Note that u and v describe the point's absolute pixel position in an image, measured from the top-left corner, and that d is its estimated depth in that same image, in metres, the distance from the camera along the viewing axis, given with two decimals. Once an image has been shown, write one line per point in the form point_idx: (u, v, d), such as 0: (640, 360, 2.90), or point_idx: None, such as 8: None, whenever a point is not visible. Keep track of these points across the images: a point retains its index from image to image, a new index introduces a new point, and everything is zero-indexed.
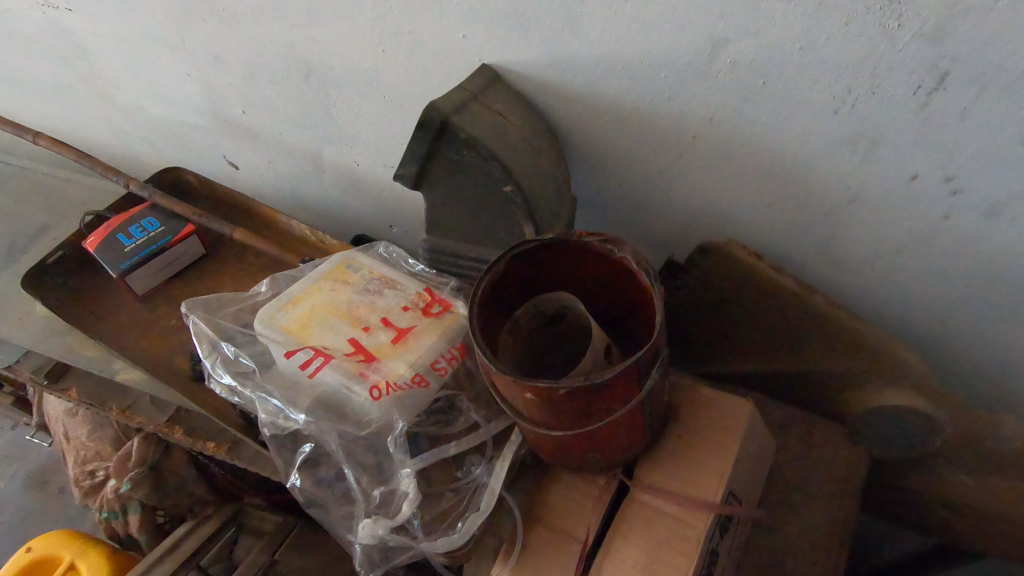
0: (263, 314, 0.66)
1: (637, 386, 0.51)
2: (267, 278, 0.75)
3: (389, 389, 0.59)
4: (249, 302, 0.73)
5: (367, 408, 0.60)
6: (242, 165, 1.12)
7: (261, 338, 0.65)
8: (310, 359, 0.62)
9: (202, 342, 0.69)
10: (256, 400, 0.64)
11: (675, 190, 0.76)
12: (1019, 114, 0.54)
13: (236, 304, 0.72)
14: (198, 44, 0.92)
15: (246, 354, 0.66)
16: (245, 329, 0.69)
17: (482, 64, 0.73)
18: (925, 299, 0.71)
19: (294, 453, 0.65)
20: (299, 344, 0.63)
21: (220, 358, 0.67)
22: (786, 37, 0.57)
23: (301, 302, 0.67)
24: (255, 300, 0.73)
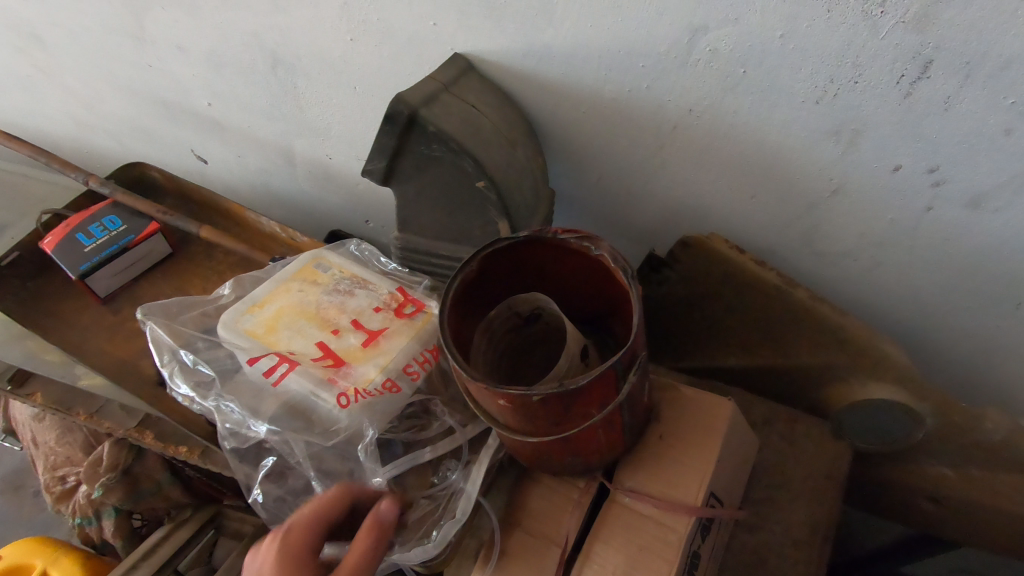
0: (228, 318, 0.64)
1: (615, 390, 0.49)
2: (230, 281, 0.72)
3: (357, 396, 0.58)
4: (211, 306, 0.70)
5: (334, 416, 0.59)
6: (211, 159, 1.08)
7: (225, 343, 0.64)
8: (275, 366, 0.61)
9: (161, 349, 0.66)
10: (217, 410, 0.62)
11: (656, 182, 0.74)
12: (1003, 103, 0.52)
13: (197, 309, 0.69)
14: (158, 33, 0.88)
15: (204, 362, 0.64)
16: (206, 335, 0.67)
17: (454, 53, 0.70)
18: (907, 291, 0.70)
19: (256, 466, 0.63)
20: (265, 350, 0.62)
21: (178, 366, 0.65)
22: (767, 24, 0.55)
23: (267, 304, 0.65)
24: (217, 304, 0.70)
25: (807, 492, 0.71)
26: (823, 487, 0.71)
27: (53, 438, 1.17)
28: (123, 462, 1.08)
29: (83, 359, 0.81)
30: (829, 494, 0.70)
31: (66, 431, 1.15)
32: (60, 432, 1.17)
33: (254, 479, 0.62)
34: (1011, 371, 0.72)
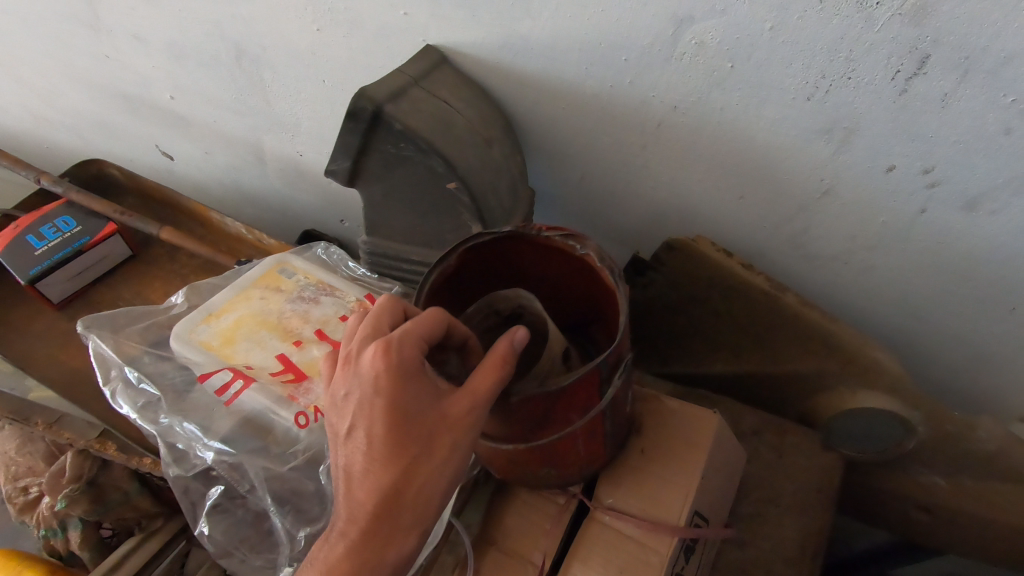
0: (183, 329, 0.64)
1: (597, 395, 0.45)
2: (183, 290, 0.71)
3: (316, 415, 0.58)
4: (163, 315, 0.70)
5: (292, 436, 0.59)
6: (178, 155, 1.03)
7: (178, 355, 0.63)
8: (227, 384, 0.60)
9: (105, 366, 0.65)
10: (162, 434, 0.62)
11: (640, 182, 0.70)
12: (1003, 100, 0.49)
13: (148, 320, 0.69)
14: (115, 21, 0.82)
15: (146, 381, 0.63)
16: (150, 351, 0.66)
17: (427, 45, 0.66)
18: (899, 295, 0.68)
19: (203, 495, 0.64)
20: (220, 364, 0.62)
21: (122, 384, 0.65)
22: (756, 14, 0.51)
23: (226, 314, 0.65)
24: (170, 313, 0.70)
25: (794, 505, 0.68)
26: (811, 500, 0.69)
27: (13, 448, 1.12)
28: (87, 473, 1.04)
29: (35, 370, 0.77)
30: (817, 507, 0.68)
31: (27, 440, 1.10)
32: (20, 442, 1.11)
33: (200, 509, 0.64)
34: (1004, 378, 0.69)
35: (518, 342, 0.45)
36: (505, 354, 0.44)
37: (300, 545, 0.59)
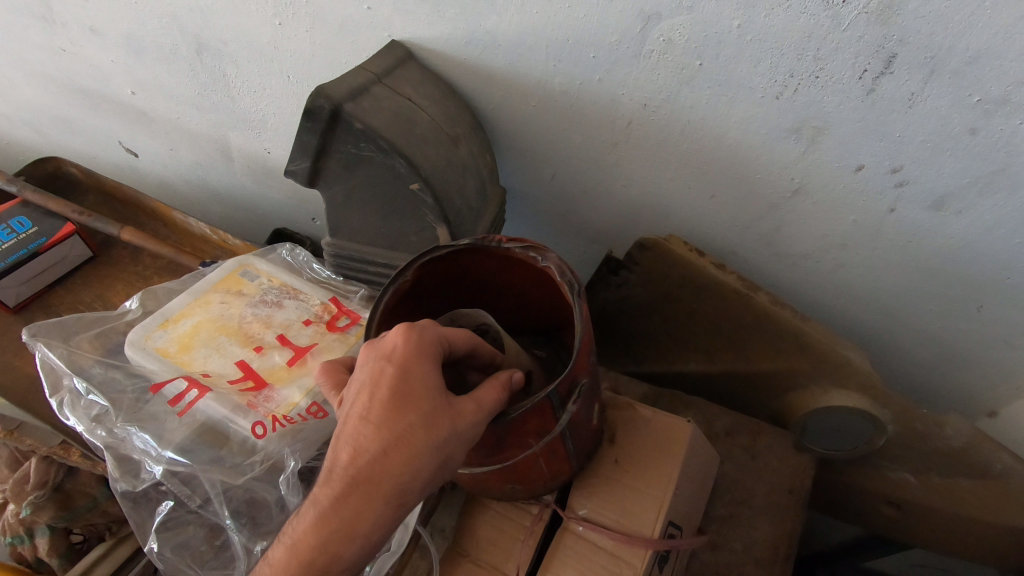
0: (137, 336, 0.63)
1: (553, 420, 0.44)
2: (138, 295, 0.70)
3: (276, 424, 0.57)
4: (117, 322, 0.68)
5: (250, 445, 0.57)
6: (142, 152, 1.00)
7: (134, 363, 0.62)
8: (183, 393, 0.59)
9: (54, 378, 0.64)
10: (113, 446, 0.60)
11: (612, 181, 0.69)
12: (969, 100, 0.49)
13: (101, 327, 0.67)
14: (69, 13, 0.79)
15: (97, 391, 0.61)
16: (102, 361, 0.64)
17: (391, 40, 0.65)
18: (868, 294, 0.68)
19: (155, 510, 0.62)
20: (176, 373, 0.61)
21: (72, 396, 0.62)
22: (723, 11, 0.50)
23: (183, 320, 0.65)
24: (125, 319, 0.69)
25: (766, 506, 0.68)
26: (784, 500, 0.69)
27: None
28: (53, 479, 1.01)
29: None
30: (789, 508, 0.68)
31: None
32: None
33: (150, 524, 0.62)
34: (971, 375, 0.70)
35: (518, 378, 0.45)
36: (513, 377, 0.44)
37: (256, 559, 0.58)
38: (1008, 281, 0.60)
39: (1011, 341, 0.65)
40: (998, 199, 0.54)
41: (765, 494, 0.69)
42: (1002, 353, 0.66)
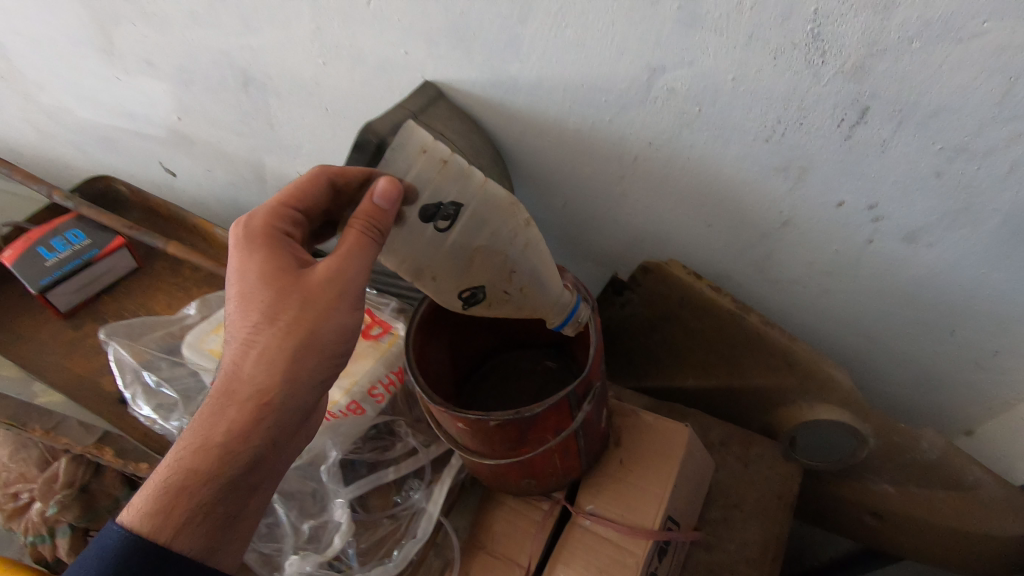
0: (193, 338, 0.71)
1: (569, 416, 0.51)
2: (196, 301, 0.78)
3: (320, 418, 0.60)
4: (175, 326, 0.77)
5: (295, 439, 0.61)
6: (179, 172, 1.07)
7: (189, 363, 0.69)
8: None
9: (124, 371, 0.72)
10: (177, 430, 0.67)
11: (618, 209, 0.77)
12: (933, 148, 0.56)
13: (160, 330, 0.76)
14: (127, 47, 0.86)
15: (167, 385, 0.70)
16: (169, 357, 0.72)
17: (424, 80, 0.72)
18: (850, 316, 0.75)
19: None
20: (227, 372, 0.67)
21: (141, 388, 0.71)
22: (719, 67, 0.57)
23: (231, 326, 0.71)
24: (182, 324, 0.77)
25: (757, 510, 0.74)
26: (774, 506, 0.74)
27: (5, 455, 1.13)
28: (80, 480, 1.06)
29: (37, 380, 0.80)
30: (778, 514, 0.74)
31: (20, 447, 1.12)
32: (14, 447, 1.13)
33: None
34: (946, 394, 0.77)
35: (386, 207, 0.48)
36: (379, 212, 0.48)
37: (304, 538, 0.60)
38: (975, 307, 0.66)
39: (982, 363, 0.71)
40: (962, 233, 0.61)
41: (757, 500, 0.75)
42: (973, 374, 0.73)
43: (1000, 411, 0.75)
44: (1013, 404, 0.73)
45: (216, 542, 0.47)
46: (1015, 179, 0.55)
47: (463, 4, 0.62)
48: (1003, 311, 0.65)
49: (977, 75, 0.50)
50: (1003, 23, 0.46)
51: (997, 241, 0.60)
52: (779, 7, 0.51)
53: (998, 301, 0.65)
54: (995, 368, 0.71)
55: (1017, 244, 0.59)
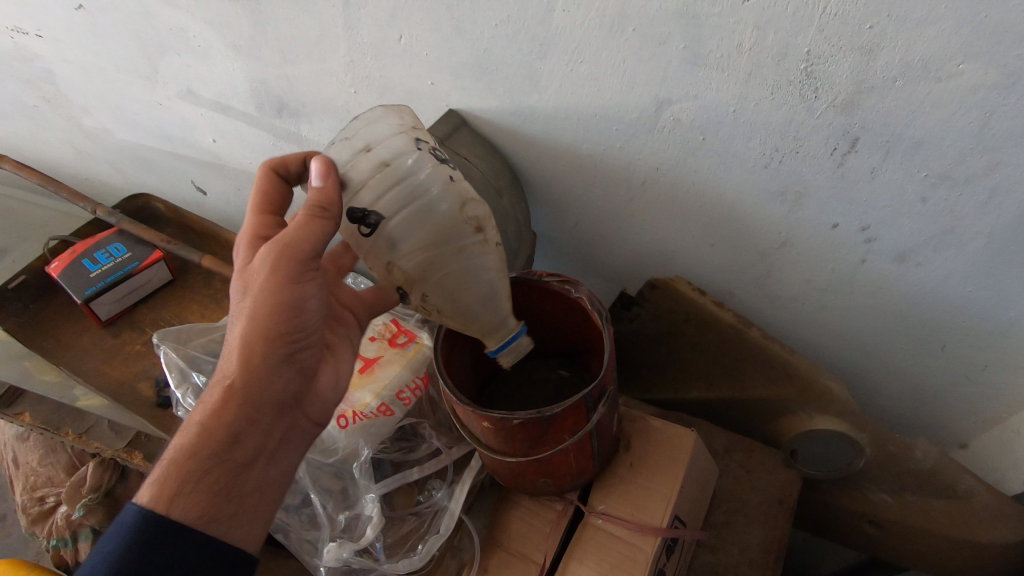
0: None
1: (585, 417, 0.55)
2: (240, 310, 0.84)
3: (354, 418, 0.68)
4: (220, 331, 0.81)
5: (333, 437, 0.68)
6: (210, 191, 1.14)
7: None
8: None
9: (173, 371, 0.76)
10: None
11: (627, 229, 0.82)
12: (919, 175, 0.60)
13: (207, 335, 0.80)
14: (170, 75, 0.93)
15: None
16: (211, 360, 0.77)
17: (448, 109, 0.78)
18: (846, 331, 0.79)
19: None
20: None
21: (193, 390, 0.76)
22: (720, 100, 0.63)
23: None
24: (227, 329, 0.82)
25: (760, 515, 0.77)
26: (776, 511, 0.78)
27: (34, 458, 1.17)
28: (106, 484, 1.10)
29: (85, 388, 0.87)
30: (780, 519, 0.77)
31: (49, 452, 1.16)
32: (43, 452, 1.17)
33: None
34: (941, 407, 0.81)
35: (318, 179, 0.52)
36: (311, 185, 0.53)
37: (340, 527, 0.66)
38: (963, 323, 0.71)
39: (972, 377, 0.75)
40: (949, 255, 0.65)
41: (759, 505, 0.78)
42: (965, 389, 0.77)
43: (992, 424, 0.78)
44: (1004, 418, 0.77)
45: (208, 515, 0.49)
46: (995, 205, 0.59)
47: (487, 41, 0.68)
48: (991, 328, 0.70)
49: (956, 110, 0.54)
50: (977, 65, 0.51)
51: (981, 262, 0.64)
52: (775, 48, 0.57)
53: (985, 318, 0.69)
54: (986, 382, 0.75)
55: (1001, 265, 0.64)
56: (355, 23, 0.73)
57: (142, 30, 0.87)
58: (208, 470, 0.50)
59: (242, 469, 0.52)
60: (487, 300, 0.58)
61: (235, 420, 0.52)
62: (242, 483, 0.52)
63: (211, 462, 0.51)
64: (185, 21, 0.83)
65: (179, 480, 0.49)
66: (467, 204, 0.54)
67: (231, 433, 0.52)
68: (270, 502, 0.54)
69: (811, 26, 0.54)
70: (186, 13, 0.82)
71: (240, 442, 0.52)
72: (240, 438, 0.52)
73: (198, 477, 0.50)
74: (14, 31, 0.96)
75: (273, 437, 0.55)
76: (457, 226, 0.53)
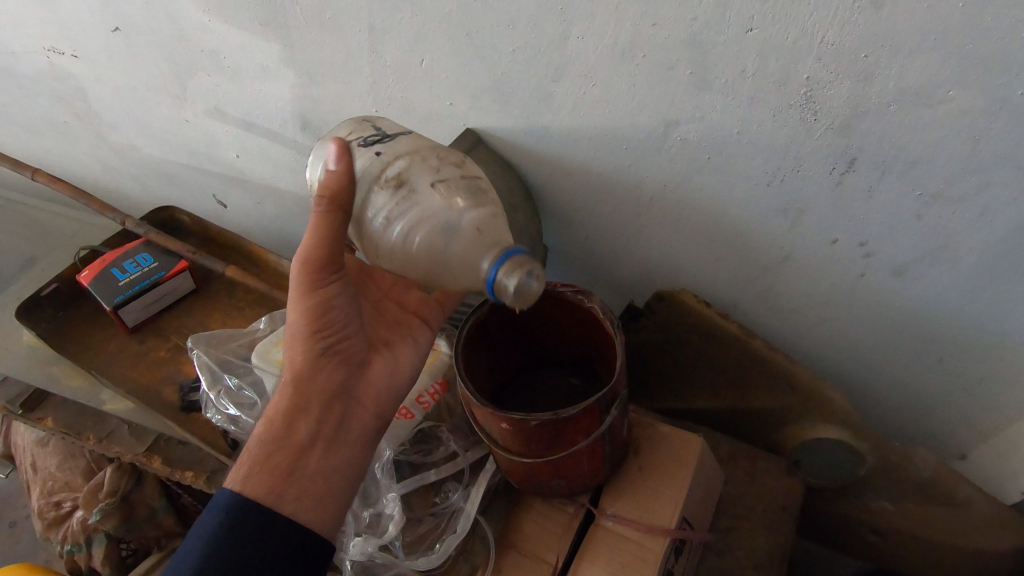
0: (262, 348, 0.80)
1: (598, 420, 0.58)
2: (266, 317, 0.89)
3: None
4: (248, 336, 0.88)
5: None
6: (231, 205, 1.18)
7: (258, 369, 0.79)
8: None
9: (204, 371, 0.83)
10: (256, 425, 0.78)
11: (636, 243, 0.85)
12: (914, 194, 0.64)
13: (236, 340, 0.87)
14: (199, 94, 0.97)
15: (248, 388, 0.81)
16: (237, 364, 0.84)
17: (466, 128, 0.82)
18: (846, 343, 0.82)
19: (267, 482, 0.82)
20: None
21: (224, 391, 0.82)
22: (725, 121, 0.66)
23: None
24: (254, 335, 0.88)
25: (763, 521, 0.80)
26: (779, 516, 0.80)
27: (53, 463, 1.20)
28: (122, 489, 1.12)
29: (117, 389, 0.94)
30: (783, 525, 0.80)
31: (69, 456, 1.19)
32: (62, 457, 1.20)
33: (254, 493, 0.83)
34: (940, 418, 0.83)
35: (332, 164, 0.55)
36: (324, 177, 0.55)
37: (364, 523, 0.70)
38: (959, 335, 0.74)
39: (970, 389, 0.78)
40: (944, 269, 0.68)
41: (762, 511, 0.81)
42: (963, 400, 0.80)
43: (990, 435, 0.81)
44: (1002, 429, 0.79)
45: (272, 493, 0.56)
46: (987, 222, 0.63)
47: (506, 65, 0.72)
48: (986, 340, 0.73)
49: (947, 132, 0.58)
50: (966, 91, 0.55)
51: (975, 277, 0.68)
52: (776, 74, 0.61)
53: (981, 330, 0.72)
54: (983, 394, 0.78)
55: (994, 280, 0.67)
56: (380, 47, 0.77)
57: (176, 51, 0.92)
58: (270, 455, 0.58)
59: (301, 453, 0.59)
60: (462, 231, 0.56)
61: (290, 409, 0.61)
62: (299, 465, 0.58)
63: (274, 447, 0.59)
64: (217, 43, 0.88)
65: (251, 463, 0.58)
66: (390, 163, 0.58)
67: (286, 421, 0.60)
68: (330, 485, 0.59)
69: (810, 54, 0.58)
70: (219, 36, 0.87)
71: (295, 428, 0.60)
72: (295, 424, 0.60)
73: (265, 461, 0.58)
74: (51, 52, 1.02)
75: (327, 424, 0.61)
76: (382, 183, 0.58)
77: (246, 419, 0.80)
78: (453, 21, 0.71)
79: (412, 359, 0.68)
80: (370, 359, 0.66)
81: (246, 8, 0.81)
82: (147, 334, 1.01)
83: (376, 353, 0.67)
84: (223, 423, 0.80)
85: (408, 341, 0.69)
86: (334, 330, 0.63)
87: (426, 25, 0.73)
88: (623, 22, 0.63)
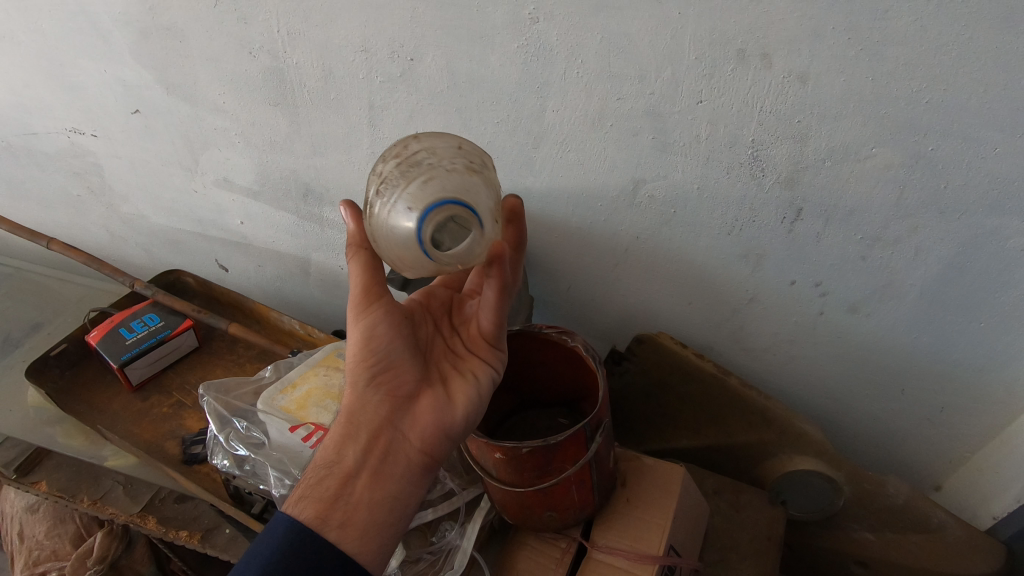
0: (267, 396, 0.85)
1: (584, 447, 0.63)
2: (271, 365, 0.95)
3: None
4: (255, 383, 0.93)
5: None
6: (233, 268, 1.25)
7: (262, 415, 0.83)
8: (311, 433, 0.81)
9: (212, 415, 0.87)
10: (265, 463, 0.81)
11: (615, 291, 0.93)
12: (857, 238, 0.72)
13: (243, 388, 0.92)
14: (209, 166, 1.06)
15: (257, 429, 0.86)
16: (242, 413, 0.88)
17: None
18: (814, 378, 0.88)
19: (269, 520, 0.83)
20: (300, 421, 0.82)
21: (235, 434, 0.85)
22: (687, 179, 0.75)
23: (298, 386, 0.86)
24: (260, 382, 0.93)
25: (752, 553, 0.83)
26: (766, 547, 0.83)
27: (41, 531, 1.18)
28: (112, 554, 1.12)
29: (118, 444, 0.96)
30: (771, 554, 0.83)
31: (58, 523, 1.18)
32: (50, 524, 1.18)
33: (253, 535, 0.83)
34: (911, 448, 0.88)
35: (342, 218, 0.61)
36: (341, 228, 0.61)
37: None
38: (917, 367, 0.80)
39: (934, 418, 0.83)
40: (893, 304, 0.76)
41: (748, 543, 0.84)
42: (929, 429, 0.85)
43: (959, 464, 0.86)
44: (970, 456, 0.84)
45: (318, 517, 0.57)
46: (922, 260, 0.71)
47: (491, 134, 0.82)
48: (941, 370, 0.79)
49: (876, 184, 0.67)
50: (886, 148, 0.64)
51: (921, 311, 0.75)
52: (726, 138, 0.70)
53: (934, 361, 0.78)
54: (946, 423, 0.83)
55: (937, 315, 0.74)
56: (378, 122, 0.86)
57: (191, 130, 1.01)
58: (321, 480, 0.60)
59: (345, 483, 0.59)
60: (386, 226, 0.53)
61: (340, 437, 0.62)
62: (343, 493, 0.59)
63: (323, 473, 0.60)
64: (230, 122, 0.97)
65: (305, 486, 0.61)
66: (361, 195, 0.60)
67: (337, 448, 0.61)
68: (373, 516, 0.58)
69: (753, 120, 0.68)
70: (232, 115, 0.96)
71: (343, 455, 0.61)
72: (344, 451, 0.61)
73: (315, 485, 0.60)
74: (74, 132, 1.11)
75: (374, 457, 0.61)
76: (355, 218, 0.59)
77: (256, 457, 0.83)
78: (444, 98, 0.80)
79: (470, 392, 0.63)
80: (422, 392, 0.63)
81: (259, 90, 0.90)
82: (150, 391, 1.05)
83: (429, 385, 0.63)
84: (230, 467, 0.83)
85: (465, 385, 0.63)
86: (378, 360, 0.62)
87: (420, 103, 0.82)
88: (592, 97, 0.73)
